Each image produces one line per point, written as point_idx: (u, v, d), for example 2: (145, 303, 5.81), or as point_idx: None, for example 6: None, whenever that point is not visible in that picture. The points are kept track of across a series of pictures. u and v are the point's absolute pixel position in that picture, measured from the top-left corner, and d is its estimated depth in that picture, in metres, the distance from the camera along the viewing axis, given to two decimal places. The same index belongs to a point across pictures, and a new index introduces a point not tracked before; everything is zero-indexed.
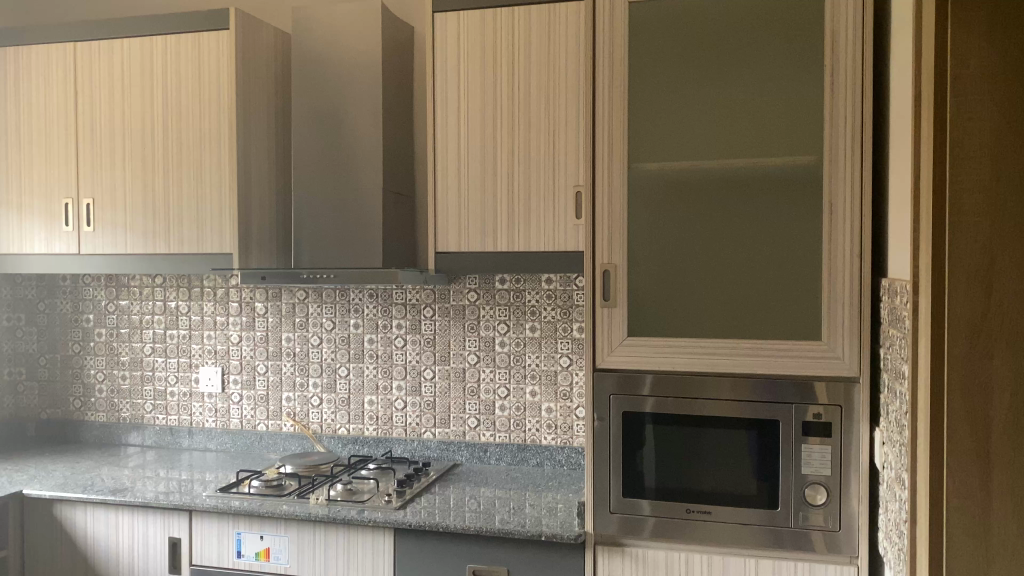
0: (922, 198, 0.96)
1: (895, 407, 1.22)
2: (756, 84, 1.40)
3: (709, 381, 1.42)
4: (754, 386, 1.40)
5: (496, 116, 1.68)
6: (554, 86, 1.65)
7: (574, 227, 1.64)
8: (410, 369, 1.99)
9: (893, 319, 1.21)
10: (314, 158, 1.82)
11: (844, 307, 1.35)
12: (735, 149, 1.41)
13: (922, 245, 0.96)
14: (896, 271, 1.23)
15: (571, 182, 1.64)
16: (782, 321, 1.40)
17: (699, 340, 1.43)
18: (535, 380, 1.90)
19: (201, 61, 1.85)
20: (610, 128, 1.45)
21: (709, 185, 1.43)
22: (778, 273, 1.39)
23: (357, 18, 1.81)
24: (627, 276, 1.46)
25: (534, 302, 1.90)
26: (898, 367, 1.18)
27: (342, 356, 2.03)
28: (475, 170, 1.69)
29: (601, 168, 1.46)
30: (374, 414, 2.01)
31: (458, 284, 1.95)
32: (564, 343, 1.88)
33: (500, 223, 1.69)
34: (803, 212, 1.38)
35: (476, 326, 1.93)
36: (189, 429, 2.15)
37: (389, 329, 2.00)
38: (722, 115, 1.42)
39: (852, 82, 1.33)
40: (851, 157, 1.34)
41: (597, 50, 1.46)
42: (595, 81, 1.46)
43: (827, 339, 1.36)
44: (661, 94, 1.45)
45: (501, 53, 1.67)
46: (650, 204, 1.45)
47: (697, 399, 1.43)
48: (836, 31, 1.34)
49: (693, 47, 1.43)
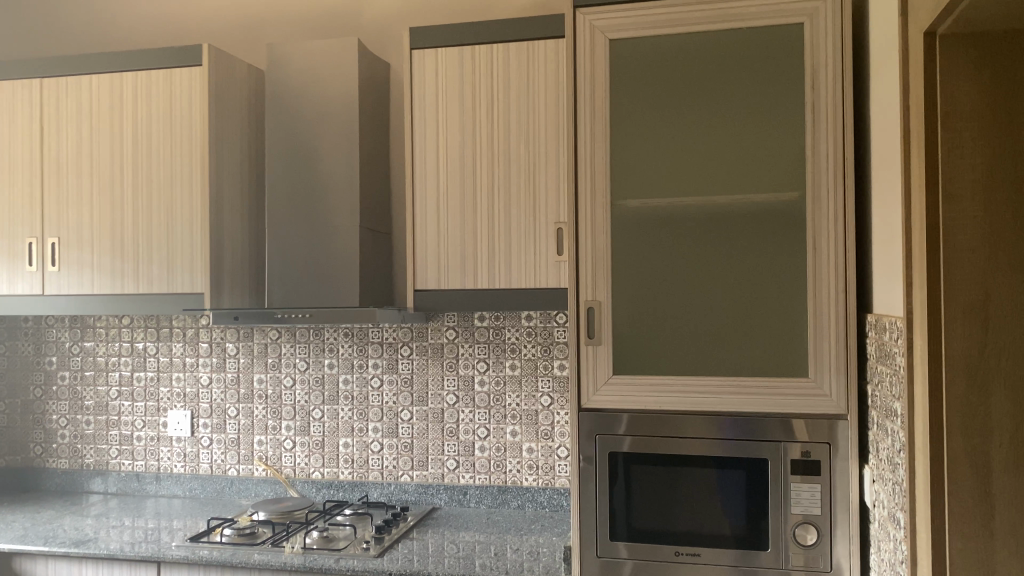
0: (914, 233, 0.96)
1: (886, 444, 1.21)
2: (738, 121, 1.40)
3: (683, 420, 1.40)
4: (724, 424, 1.39)
5: (475, 153, 1.66)
6: (534, 123, 1.64)
7: (556, 265, 1.62)
8: (387, 410, 1.93)
9: (882, 355, 1.20)
10: (290, 195, 1.78)
11: (830, 342, 1.34)
12: (718, 185, 1.41)
13: (916, 282, 0.95)
14: (883, 306, 1.22)
15: (553, 218, 1.62)
16: (769, 358, 1.38)
17: (686, 378, 1.40)
18: (516, 419, 1.86)
19: (172, 97, 1.82)
20: (593, 165, 1.45)
21: (693, 222, 1.41)
22: (764, 309, 1.38)
23: (334, 54, 1.79)
24: (611, 314, 1.44)
25: (513, 340, 1.87)
26: (889, 404, 1.17)
27: (316, 398, 1.98)
28: (454, 207, 1.67)
29: (584, 205, 1.45)
30: (349, 457, 1.96)
31: (435, 321, 1.91)
32: (545, 381, 1.85)
33: (480, 261, 1.66)
34: (787, 248, 1.37)
35: (455, 365, 1.90)
36: (156, 475, 2.08)
37: (364, 369, 1.95)
38: (704, 151, 1.41)
39: (834, 120, 1.35)
40: (833, 193, 1.35)
41: (578, 88, 1.46)
42: (575, 118, 1.45)
43: (815, 376, 1.35)
44: (642, 131, 1.44)
45: (480, 90, 1.66)
46: (634, 240, 1.44)
47: (672, 438, 1.41)
48: (816, 70, 1.36)
49: (675, 83, 1.43)
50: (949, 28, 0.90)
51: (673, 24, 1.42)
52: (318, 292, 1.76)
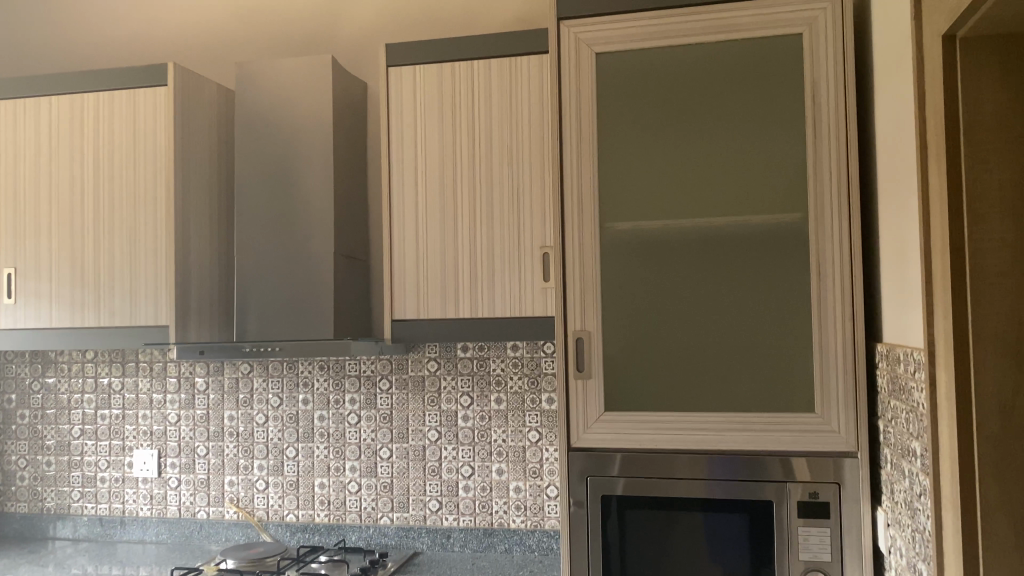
0: (936, 257, 0.86)
1: (902, 486, 1.11)
2: (734, 138, 1.31)
3: (673, 460, 1.30)
4: (712, 463, 1.29)
5: (456, 175, 1.57)
6: (518, 143, 1.54)
7: (542, 293, 1.52)
8: (365, 448, 1.82)
9: (896, 389, 1.11)
10: (260, 221, 1.68)
11: (838, 375, 1.25)
12: (714, 206, 1.32)
13: (939, 311, 0.86)
14: (896, 336, 1.13)
15: (538, 243, 1.53)
16: (772, 392, 1.28)
17: (683, 414, 1.30)
18: (502, 457, 1.75)
19: (136, 118, 1.72)
20: (580, 187, 1.36)
21: (687, 247, 1.32)
22: (765, 339, 1.28)
23: (307, 73, 1.70)
24: (601, 346, 1.34)
25: (498, 372, 1.76)
26: (906, 442, 1.07)
27: (290, 436, 1.87)
28: (434, 233, 1.57)
29: (571, 229, 1.35)
30: (325, 498, 1.84)
31: (416, 353, 1.81)
32: (533, 415, 1.74)
33: (462, 289, 1.56)
34: (789, 273, 1.28)
35: (437, 400, 1.79)
36: (121, 519, 1.96)
37: (341, 405, 1.84)
38: (699, 170, 1.33)
39: (836, 136, 1.26)
40: (838, 214, 1.26)
41: (563, 105, 1.37)
42: (560, 136, 1.36)
43: (822, 411, 1.25)
44: (631, 149, 1.35)
45: (460, 109, 1.57)
46: (625, 266, 1.34)
47: (663, 479, 1.30)
48: (816, 83, 1.27)
49: (666, 98, 1.34)
50: (972, 30, 0.81)
51: (663, 37, 1.34)
52: (290, 323, 1.66)
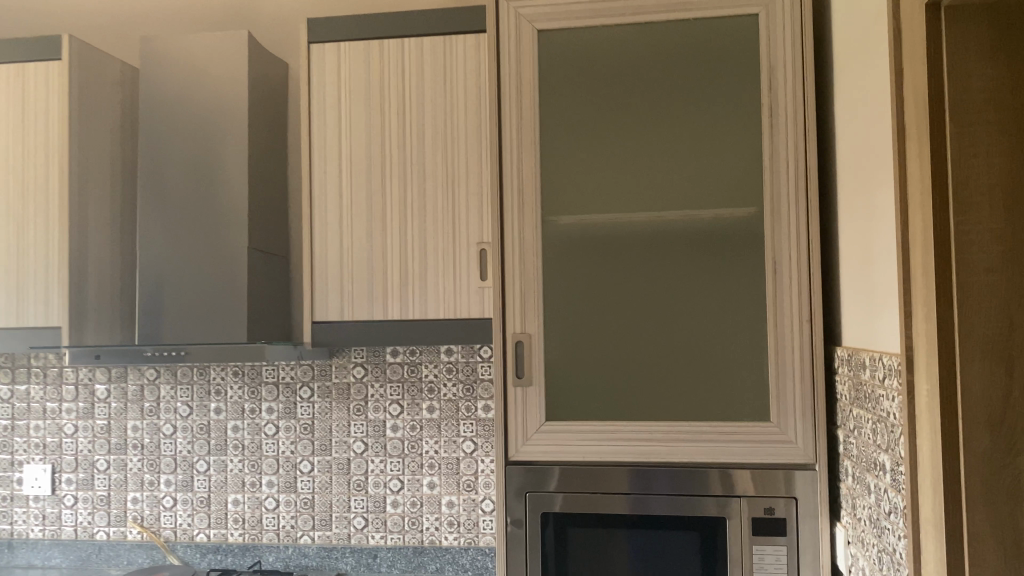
0: (917, 252, 0.78)
1: (866, 502, 1.02)
2: (685, 127, 1.22)
3: (620, 474, 1.20)
4: (661, 477, 1.19)
5: (384, 164, 1.44)
6: (453, 130, 1.42)
7: (479, 292, 1.41)
8: (284, 461, 1.68)
9: (862, 397, 1.02)
10: (166, 212, 1.52)
11: (794, 382, 1.16)
12: (664, 200, 1.22)
13: (920, 311, 0.77)
14: (861, 339, 1.05)
15: (475, 238, 1.41)
16: (725, 399, 1.19)
17: (631, 424, 1.20)
18: (433, 470, 1.63)
19: (26, 96, 1.55)
20: (520, 177, 1.24)
21: (635, 244, 1.22)
22: (717, 343, 1.19)
23: (219, 50, 1.54)
24: (542, 350, 1.23)
25: (430, 378, 1.64)
26: (873, 455, 0.99)
27: (200, 448, 1.71)
28: (360, 226, 1.44)
29: (510, 223, 1.24)
30: (239, 516, 1.69)
31: (340, 358, 1.67)
32: (467, 425, 1.62)
33: (390, 288, 1.43)
34: (743, 273, 1.19)
35: (363, 409, 1.65)
36: (9, 542, 1.76)
37: (258, 414, 1.69)
38: (647, 160, 1.23)
39: (793, 126, 1.18)
40: (794, 209, 1.17)
41: (501, 88, 1.25)
42: (500, 122, 1.25)
43: (778, 420, 1.16)
44: (576, 136, 1.25)
45: (389, 93, 1.44)
46: (568, 263, 1.23)
47: (609, 495, 1.20)
48: (773, 69, 1.19)
49: (614, 81, 1.24)
50: None
51: (609, 15, 1.23)
52: (198, 325, 1.49)
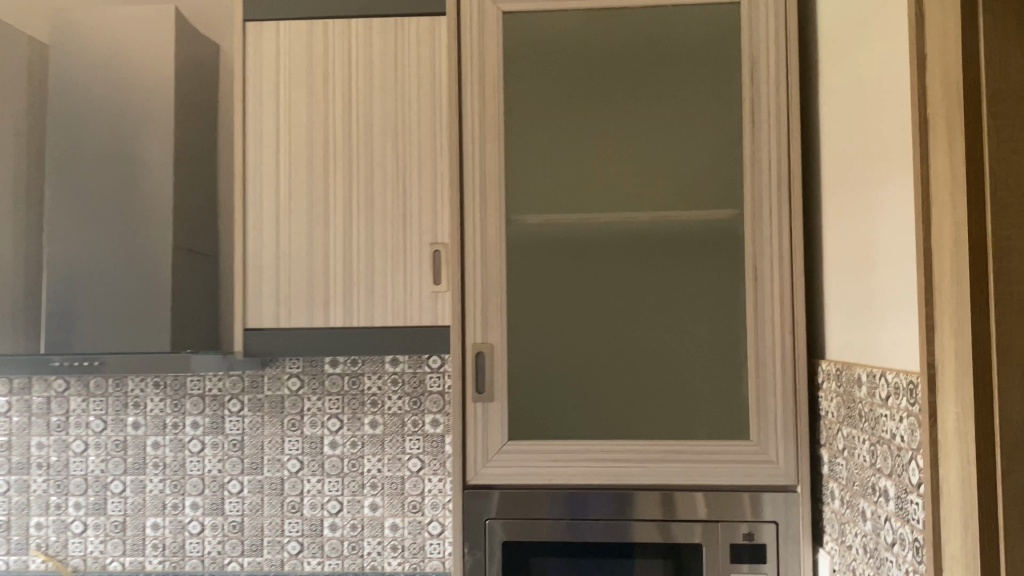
0: (944, 259, 0.69)
1: (860, 529, 0.94)
2: (661, 121, 1.13)
3: (589, 498, 1.09)
4: (634, 501, 1.09)
5: (328, 155, 1.31)
6: (404, 121, 1.30)
7: (432, 297, 1.29)
8: (209, 481, 1.52)
9: (856, 415, 0.95)
10: (82, 205, 1.36)
11: (776, 397, 1.08)
12: (637, 200, 1.13)
13: (949, 325, 0.69)
14: (855, 353, 0.97)
15: (428, 238, 1.29)
16: (702, 416, 1.10)
17: (601, 444, 1.10)
18: (376, 490, 1.50)
19: None
20: (482, 172, 1.13)
21: (606, 247, 1.13)
22: (694, 356, 1.11)
23: (143, 26, 1.39)
24: (505, 362, 1.12)
25: (374, 390, 1.51)
26: (869, 479, 0.91)
27: (115, 467, 1.53)
28: (300, 223, 1.31)
29: (471, 222, 1.13)
30: (159, 543, 1.52)
31: (274, 368, 1.52)
32: (413, 442, 1.50)
33: (334, 292, 1.30)
34: (721, 280, 1.11)
35: (299, 424, 1.52)
36: None
37: (181, 429, 1.53)
38: (620, 157, 1.13)
39: (776, 122, 1.10)
40: (776, 212, 1.09)
41: (461, 74, 1.14)
42: (460, 111, 1.14)
43: (758, 439, 1.08)
44: (544, 129, 1.14)
45: (334, 78, 1.31)
46: (533, 267, 1.13)
47: (577, 521, 1.09)
48: (755, 62, 1.10)
49: (584, 70, 1.14)
50: None
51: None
52: (115, 331, 1.33)
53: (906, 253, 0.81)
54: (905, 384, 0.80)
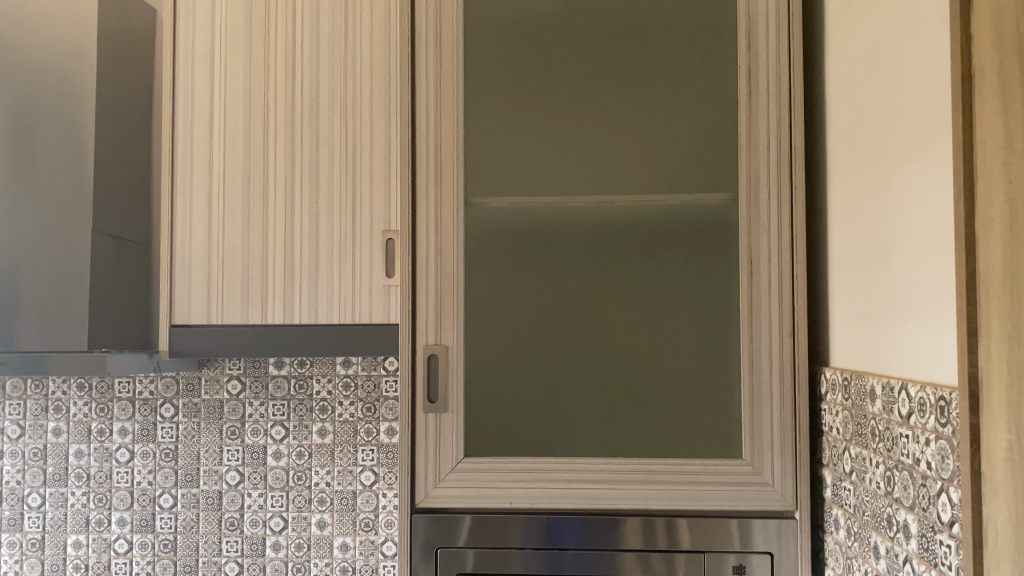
0: (993, 247, 0.55)
1: (869, 566, 0.80)
2: (644, 92, 0.98)
3: (555, 525, 0.95)
4: (608, 528, 0.94)
5: (268, 131, 1.16)
6: (355, 92, 1.15)
7: (384, 291, 1.14)
8: (139, 494, 1.36)
9: (868, 434, 0.81)
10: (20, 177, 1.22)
11: (773, 409, 0.94)
12: (617, 180, 0.99)
13: (1000, 328, 0.54)
14: (866, 359, 0.83)
15: (380, 225, 1.14)
16: (687, 430, 0.96)
17: (570, 462, 0.95)
18: (324, 506, 1.35)
19: None
20: (437, 148, 0.99)
21: (579, 235, 0.98)
22: (678, 361, 0.96)
23: None
24: (461, 366, 0.97)
25: (323, 395, 1.36)
26: (883, 509, 0.77)
27: (34, 479, 1.37)
28: (236, 206, 1.15)
29: (424, 204, 0.98)
30: (81, 563, 1.36)
31: (212, 369, 1.37)
32: (366, 452, 1.35)
33: (273, 284, 1.15)
34: (710, 275, 0.97)
35: (239, 432, 1.36)
36: None
37: (108, 436, 1.37)
38: (596, 131, 0.99)
39: (775, 95, 0.96)
40: (774, 197, 0.95)
41: (415, 38, 0.99)
42: (412, 78, 0.99)
43: (751, 458, 0.94)
44: (509, 99, 1.00)
45: (275, 43, 1.16)
46: (495, 257, 0.98)
47: (542, 552, 0.95)
48: (752, 25, 0.96)
49: (558, 29, 0.99)
50: None
51: None
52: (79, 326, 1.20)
53: (936, 241, 0.67)
54: (933, 401, 0.66)
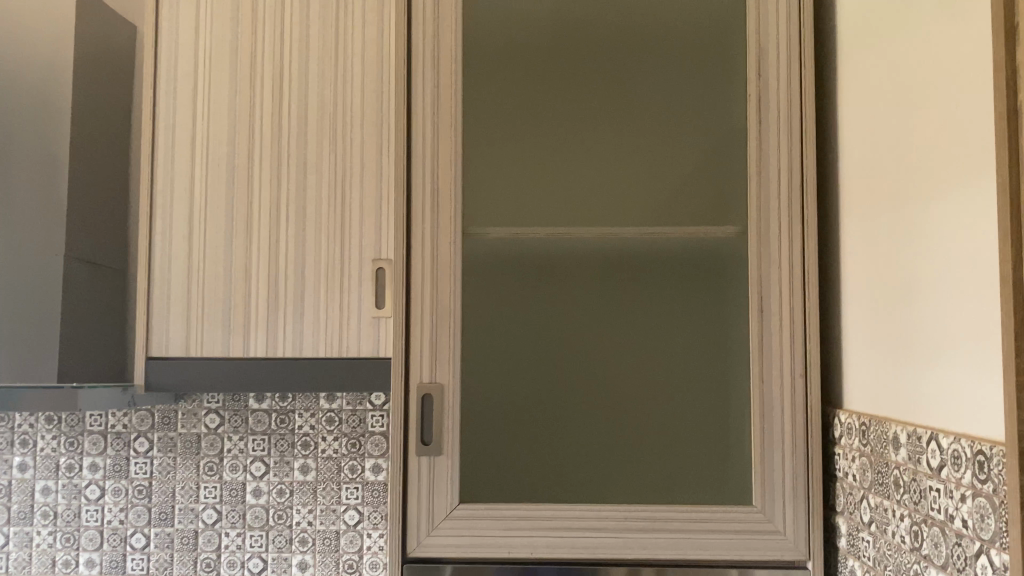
0: None
1: None
2: (650, 120, 0.94)
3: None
4: None
5: (253, 155, 1.10)
6: (345, 115, 1.10)
7: (373, 323, 1.09)
8: (109, 533, 1.29)
9: (891, 483, 0.76)
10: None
11: (784, 454, 0.89)
12: (621, 211, 0.94)
13: None
14: (888, 405, 0.79)
15: (370, 254, 1.09)
16: (696, 475, 0.91)
17: (571, 508, 0.90)
18: (306, 546, 1.28)
19: None
20: (434, 174, 0.94)
21: (581, 270, 0.94)
22: (686, 401, 0.92)
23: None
24: (457, 407, 0.92)
25: (306, 430, 1.30)
26: (910, 566, 0.73)
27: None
28: (218, 234, 1.10)
29: (420, 234, 0.93)
30: None
31: (190, 402, 1.31)
32: (351, 490, 1.29)
33: (256, 315, 1.09)
34: (718, 312, 0.93)
35: (217, 468, 1.30)
36: None
37: (77, 472, 1.30)
38: (600, 160, 0.94)
39: (787, 124, 0.92)
40: (785, 232, 0.91)
41: (411, 60, 0.95)
42: (408, 102, 0.94)
43: (762, 505, 0.89)
44: (509, 125, 0.95)
45: (261, 63, 1.11)
46: (494, 290, 0.93)
47: None
48: (762, 53, 0.93)
49: (560, 53, 0.96)
50: None
51: None
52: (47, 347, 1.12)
53: (977, 282, 0.62)
54: (970, 454, 0.62)
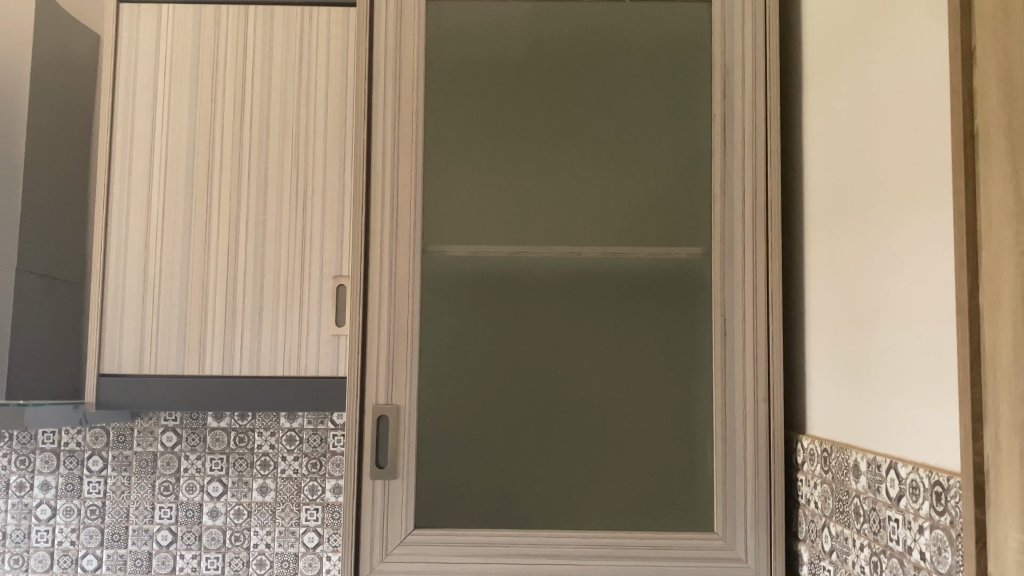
0: (1002, 325, 0.50)
1: None
2: (614, 138, 0.93)
3: None
4: None
5: (213, 168, 1.08)
6: (309, 129, 1.09)
7: (332, 341, 1.06)
8: (60, 554, 1.26)
9: (851, 512, 0.75)
10: None
11: (746, 480, 0.88)
12: (584, 230, 0.93)
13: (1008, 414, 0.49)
14: (849, 432, 0.77)
15: (331, 270, 1.07)
16: (656, 500, 0.89)
17: (530, 535, 0.88)
18: (263, 569, 1.25)
19: None
20: (394, 190, 0.92)
21: (543, 289, 0.92)
22: (647, 425, 0.90)
23: None
24: (414, 429, 0.90)
25: (265, 449, 1.27)
26: None
27: None
28: (175, 247, 1.07)
29: (379, 249, 0.91)
30: None
31: (146, 420, 1.27)
32: (310, 512, 1.26)
33: (213, 331, 1.07)
34: (681, 335, 0.91)
35: (173, 487, 1.26)
36: None
37: (28, 491, 1.26)
38: (564, 178, 0.93)
39: (752, 145, 0.91)
40: (749, 254, 0.90)
41: (373, 74, 0.93)
42: (369, 115, 0.93)
43: (724, 532, 0.87)
44: (472, 141, 0.94)
45: (224, 75, 1.09)
46: (454, 309, 0.92)
47: None
48: (728, 74, 0.92)
49: (525, 70, 0.94)
50: None
51: None
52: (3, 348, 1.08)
53: (938, 308, 0.61)
54: (928, 485, 0.61)
